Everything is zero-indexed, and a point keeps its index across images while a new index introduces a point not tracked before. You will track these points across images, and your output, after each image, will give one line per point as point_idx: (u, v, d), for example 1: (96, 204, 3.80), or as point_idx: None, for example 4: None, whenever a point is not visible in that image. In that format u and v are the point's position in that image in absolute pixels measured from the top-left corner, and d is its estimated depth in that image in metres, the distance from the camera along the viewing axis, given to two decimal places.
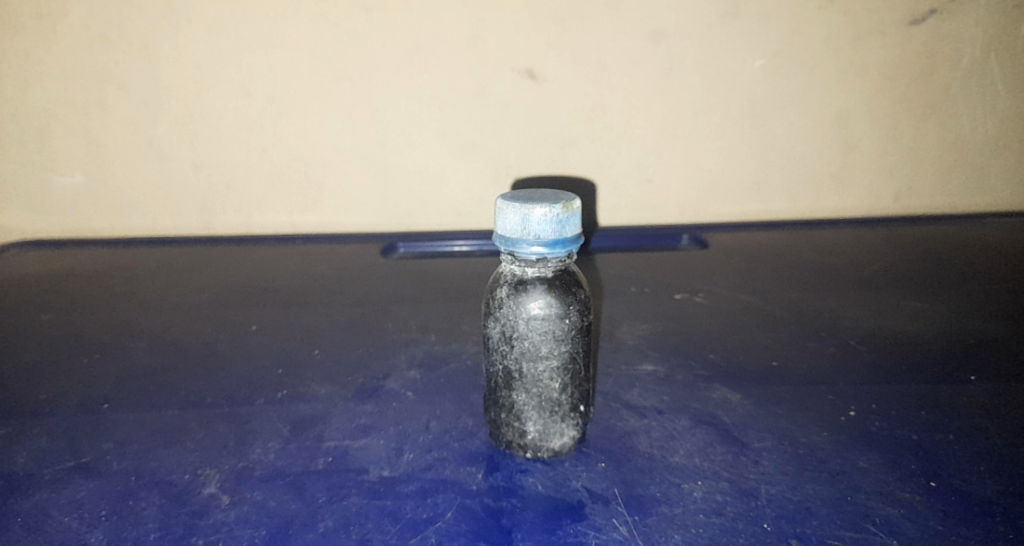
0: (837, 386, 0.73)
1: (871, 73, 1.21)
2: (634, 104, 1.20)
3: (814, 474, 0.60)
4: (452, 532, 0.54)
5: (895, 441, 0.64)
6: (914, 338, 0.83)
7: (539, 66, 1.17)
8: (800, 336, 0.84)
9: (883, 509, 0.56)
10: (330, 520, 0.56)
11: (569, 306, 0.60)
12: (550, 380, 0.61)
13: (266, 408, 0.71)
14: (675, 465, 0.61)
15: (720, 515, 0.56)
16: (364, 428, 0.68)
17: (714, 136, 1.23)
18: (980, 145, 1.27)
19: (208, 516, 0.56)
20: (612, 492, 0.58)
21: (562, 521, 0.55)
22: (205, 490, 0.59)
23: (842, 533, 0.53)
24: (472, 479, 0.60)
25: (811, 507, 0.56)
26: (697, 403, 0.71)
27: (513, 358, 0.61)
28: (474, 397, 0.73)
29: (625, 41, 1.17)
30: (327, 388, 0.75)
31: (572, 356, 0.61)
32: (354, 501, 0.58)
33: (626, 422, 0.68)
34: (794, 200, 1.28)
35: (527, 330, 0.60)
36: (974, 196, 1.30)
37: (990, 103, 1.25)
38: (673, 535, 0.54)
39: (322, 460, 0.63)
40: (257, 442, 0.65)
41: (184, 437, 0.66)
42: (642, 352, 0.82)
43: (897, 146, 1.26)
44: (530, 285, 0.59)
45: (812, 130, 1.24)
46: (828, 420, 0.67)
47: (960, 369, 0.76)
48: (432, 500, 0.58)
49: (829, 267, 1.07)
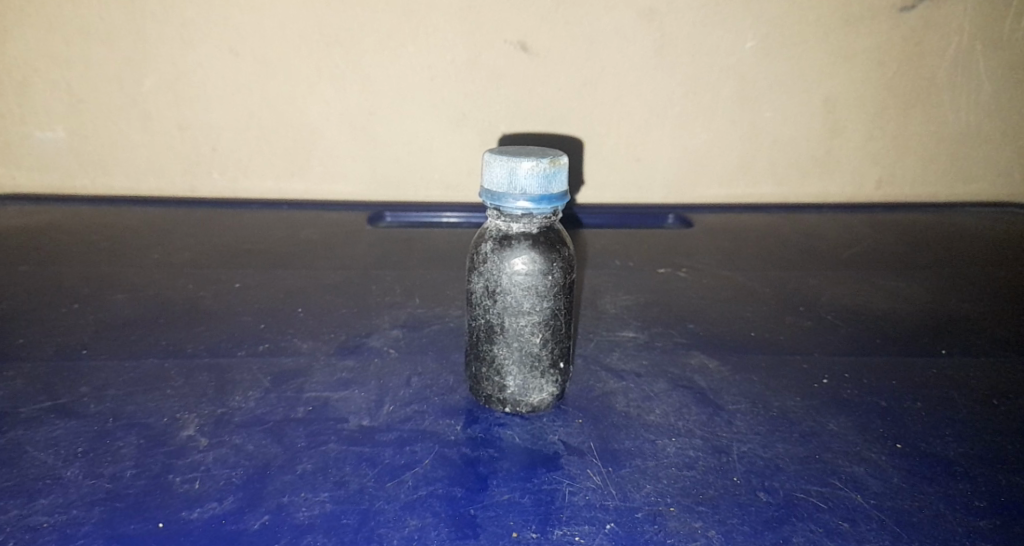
0: (812, 357, 0.74)
1: (860, 59, 1.22)
2: (625, 80, 1.20)
3: (785, 435, 0.61)
4: (429, 477, 0.55)
5: (865, 406, 0.65)
6: (890, 315, 0.84)
7: (531, 40, 1.17)
8: (778, 311, 0.86)
9: (850, 466, 0.57)
10: (308, 463, 0.56)
11: (552, 263, 0.60)
12: (532, 335, 0.61)
13: (248, 359, 0.72)
14: (650, 423, 0.63)
15: (691, 468, 0.57)
16: (345, 381, 0.68)
17: (702, 117, 1.24)
18: (965, 134, 1.28)
19: (185, 456, 0.56)
20: (587, 445, 0.59)
21: (538, 470, 0.56)
22: (184, 433, 0.59)
23: (809, 488, 0.55)
24: (451, 431, 0.61)
25: (780, 464, 0.57)
26: (675, 368, 0.72)
27: (496, 313, 0.61)
28: (455, 356, 0.73)
29: (618, 17, 1.16)
30: (309, 344, 0.75)
31: (555, 313, 0.61)
32: (332, 447, 0.58)
33: (605, 383, 0.69)
34: (779, 181, 1.29)
35: (510, 285, 0.60)
36: (953, 187, 1.32)
37: (974, 94, 1.26)
38: (645, 486, 0.55)
39: (302, 409, 0.63)
40: (237, 390, 0.66)
41: (163, 384, 0.66)
42: (623, 320, 0.83)
43: (883, 132, 1.27)
44: (514, 240, 0.60)
45: (800, 114, 1.24)
46: (801, 386, 0.69)
47: (932, 344, 0.77)
48: (411, 448, 0.58)
49: (811, 248, 1.09)
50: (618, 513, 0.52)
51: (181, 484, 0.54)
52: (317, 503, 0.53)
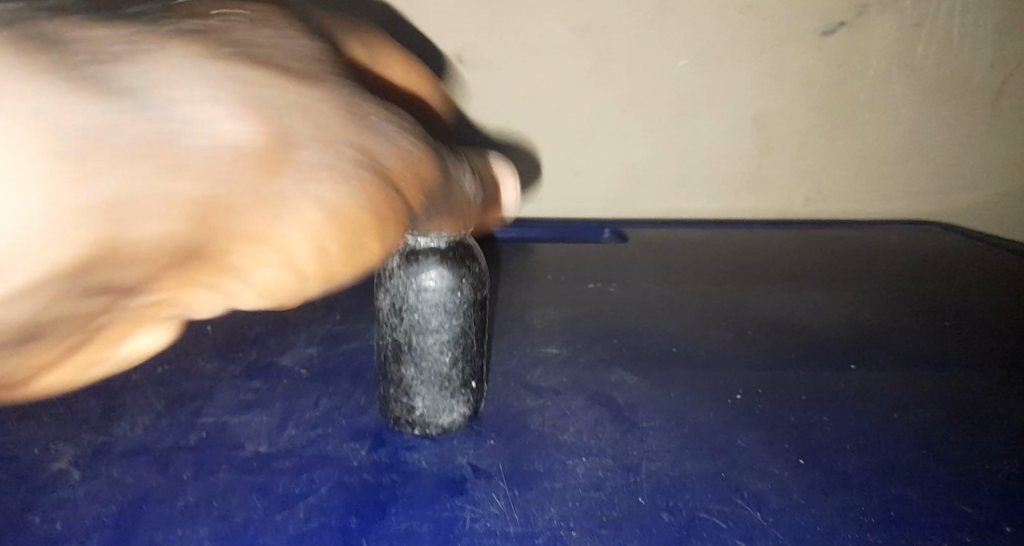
0: (731, 372, 0.74)
1: (787, 77, 1.23)
2: (560, 94, 1.20)
3: (695, 452, 0.61)
4: (324, 507, 0.53)
5: (776, 422, 0.65)
6: (807, 329, 0.85)
7: (468, 53, 1.15)
8: (701, 325, 0.86)
9: (755, 483, 0.57)
10: (191, 495, 0.53)
11: (461, 279, 0.56)
12: (440, 355, 0.58)
13: (145, 382, 0.67)
14: (563, 442, 0.61)
15: (598, 489, 0.56)
16: (248, 404, 0.65)
17: (635, 133, 1.24)
18: (886, 151, 1.32)
19: (53, 491, 0.53)
20: (496, 468, 0.58)
21: (440, 496, 0.54)
22: (54, 466, 0.56)
23: (712, 506, 0.54)
24: (353, 456, 0.59)
25: (687, 482, 0.57)
26: (594, 385, 0.71)
27: (403, 331, 0.58)
28: (371, 375, 0.71)
29: (552, 32, 1.16)
30: (216, 365, 0.71)
31: (464, 331, 0.58)
32: (222, 477, 0.55)
33: (522, 402, 0.67)
34: (708, 196, 1.31)
35: (418, 302, 0.56)
36: (875, 203, 1.36)
37: (894, 113, 1.29)
38: (550, 508, 0.54)
39: (195, 436, 0.60)
40: (126, 416, 0.62)
41: (43, 410, 0.62)
42: (549, 336, 0.82)
43: (808, 150, 1.30)
44: (422, 255, 0.55)
45: (728, 130, 1.26)
46: (717, 402, 0.68)
47: (846, 357, 0.78)
48: (308, 476, 0.56)
49: (736, 261, 1.10)
50: (519, 538, 0.51)
51: (41, 524, 0.50)
52: (196, 540, 0.49)
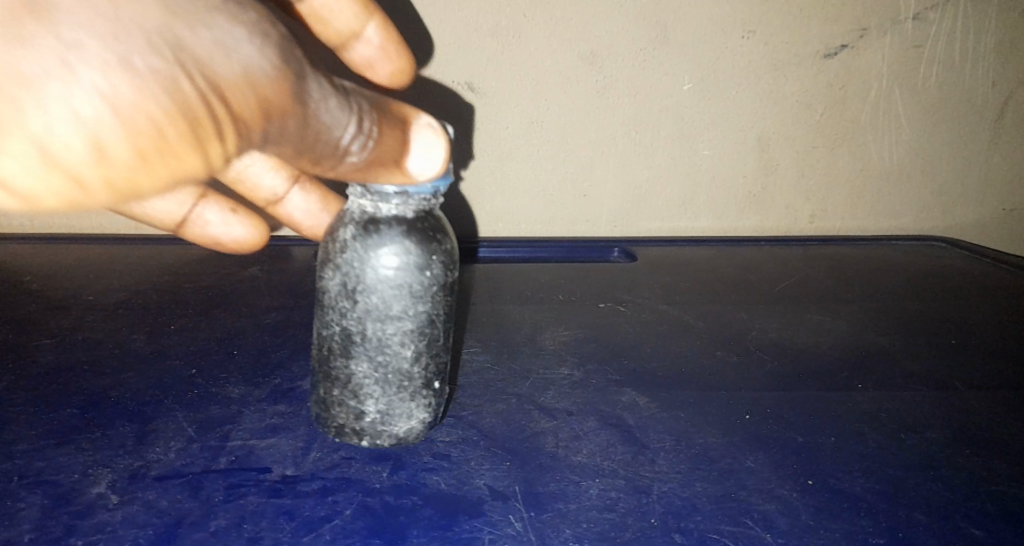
0: (740, 393, 0.76)
1: (789, 101, 1.26)
2: (568, 119, 1.22)
3: (705, 473, 0.63)
4: (348, 529, 0.56)
5: (784, 442, 0.67)
6: (812, 349, 0.87)
7: (479, 81, 1.18)
8: (710, 345, 0.88)
9: (762, 504, 0.59)
10: (222, 518, 0.56)
11: (428, 258, 0.62)
12: (398, 345, 0.62)
13: (173, 407, 0.70)
14: (575, 464, 0.63)
15: (611, 511, 0.58)
16: (273, 427, 0.67)
17: (642, 156, 1.27)
18: (887, 170, 1.34)
19: (92, 515, 0.56)
20: (512, 489, 0.60)
21: (458, 517, 0.57)
22: (93, 490, 0.58)
23: (722, 528, 0.57)
24: (376, 478, 0.61)
25: (697, 503, 0.59)
26: (606, 406, 0.73)
27: (356, 319, 0.62)
28: None
29: (557, 60, 1.18)
30: (241, 390, 0.74)
31: (424, 320, 0.63)
32: (251, 500, 0.58)
33: (536, 423, 0.69)
34: (716, 216, 1.33)
35: (375, 281, 0.61)
36: (881, 221, 1.38)
37: (896, 133, 1.31)
38: (565, 530, 0.56)
39: (224, 460, 0.62)
40: (158, 441, 0.65)
41: (79, 435, 0.65)
42: (560, 357, 0.84)
43: (813, 171, 1.32)
44: (382, 225, 0.61)
45: (733, 151, 1.28)
46: (727, 423, 0.70)
47: (851, 378, 0.80)
48: (332, 498, 0.59)
49: (744, 281, 1.12)
50: None
51: None
52: None
